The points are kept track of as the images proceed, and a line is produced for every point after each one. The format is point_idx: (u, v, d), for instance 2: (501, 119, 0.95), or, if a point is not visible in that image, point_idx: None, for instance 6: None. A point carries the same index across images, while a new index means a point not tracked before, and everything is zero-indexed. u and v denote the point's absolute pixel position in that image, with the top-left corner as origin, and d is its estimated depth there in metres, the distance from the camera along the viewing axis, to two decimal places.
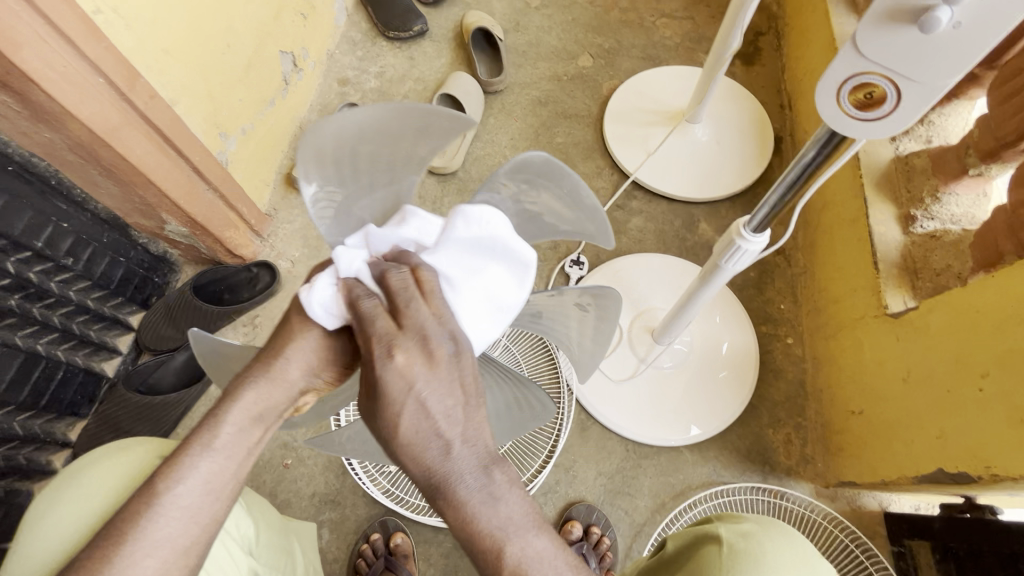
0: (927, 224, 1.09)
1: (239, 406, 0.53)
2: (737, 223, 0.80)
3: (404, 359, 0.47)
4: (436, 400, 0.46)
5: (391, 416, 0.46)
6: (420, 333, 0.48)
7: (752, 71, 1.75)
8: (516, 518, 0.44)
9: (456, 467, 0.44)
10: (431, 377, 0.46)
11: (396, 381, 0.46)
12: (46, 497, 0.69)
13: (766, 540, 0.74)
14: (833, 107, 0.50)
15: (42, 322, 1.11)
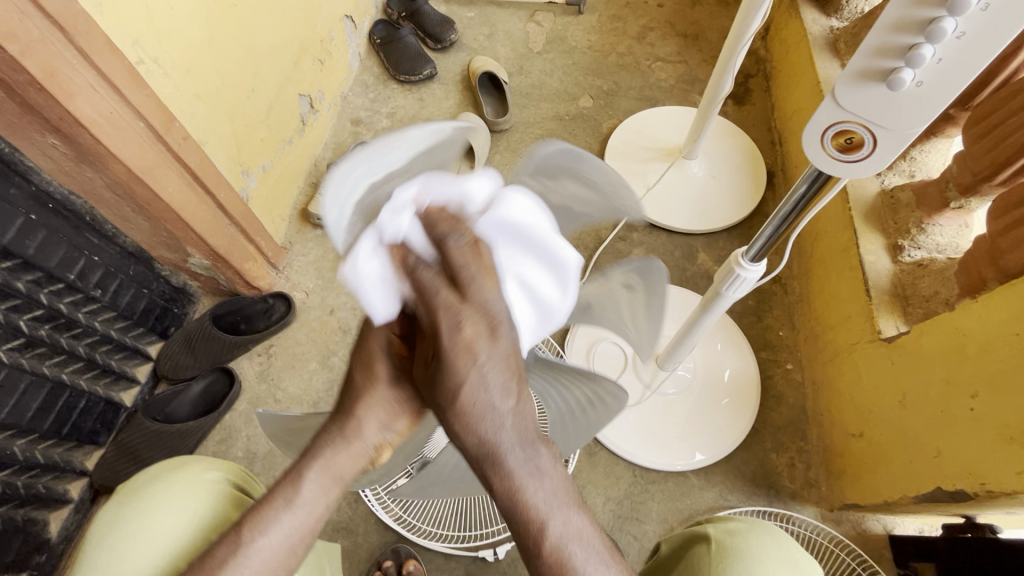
0: (915, 253, 1.16)
1: (320, 467, 0.55)
2: (736, 253, 0.86)
3: (471, 332, 0.47)
4: (496, 374, 0.47)
5: (454, 386, 0.47)
6: (483, 309, 0.48)
7: (743, 110, 1.86)
8: (559, 494, 0.47)
9: (509, 441, 0.46)
10: (493, 351, 0.47)
11: (463, 357, 0.46)
12: (95, 525, 0.72)
13: (752, 536, 0.77)
14: (818, 150, 0.56)
15: (69, 352, 1.14)
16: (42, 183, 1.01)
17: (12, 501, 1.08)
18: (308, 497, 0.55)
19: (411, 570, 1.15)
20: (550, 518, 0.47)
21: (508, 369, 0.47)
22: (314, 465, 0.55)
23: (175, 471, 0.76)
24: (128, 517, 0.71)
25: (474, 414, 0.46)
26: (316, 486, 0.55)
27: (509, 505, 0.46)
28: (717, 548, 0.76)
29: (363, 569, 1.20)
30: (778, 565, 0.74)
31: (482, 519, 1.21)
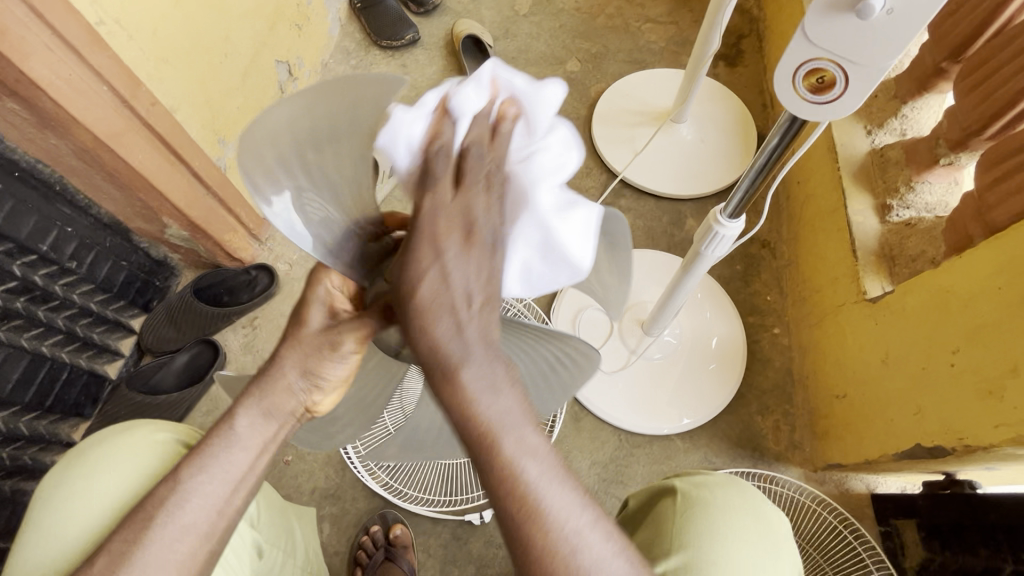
0: (902, 212, 1.14)
1: (248, 414, 0.63)
2: (714, 210, 0.84)
3: (444, 229, 0.46)
4: (460, 273, 0.46)
5: (414, 281, 0.46)
6: (463, 210, 0.47)
7: (735, 72, 1.81)
8: (512, 414, 0.46)
9: (465, 345, 0.45)
10: (463, 253, 0.46)
11: (428, 251, 0.46)
12: (49, 483, 0.71)
13: (719, 489, 0.78)
14: (790, 93, 0.54)
15: (47, 324, 1.13)
16: (6, 150, 0.99)
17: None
18: (247, 432, 0.63)
19: (398, 534, 1.16)
20: (509, 435, 0.46)
21: (481, 273, 0.46)
22: (248, 405, 0.63)
23: (132, 431, 0.75)
24: (85, 476, 0.70)
25: (442, 319, 0.45)
26: (251, 422, 0.64)
27: (453, 405, 0.46)
28: (682, 499, 0.77)
29: (351, 533, 1.22)
30: (748, 521, 0.75)
31: (468, 484, 1.22)
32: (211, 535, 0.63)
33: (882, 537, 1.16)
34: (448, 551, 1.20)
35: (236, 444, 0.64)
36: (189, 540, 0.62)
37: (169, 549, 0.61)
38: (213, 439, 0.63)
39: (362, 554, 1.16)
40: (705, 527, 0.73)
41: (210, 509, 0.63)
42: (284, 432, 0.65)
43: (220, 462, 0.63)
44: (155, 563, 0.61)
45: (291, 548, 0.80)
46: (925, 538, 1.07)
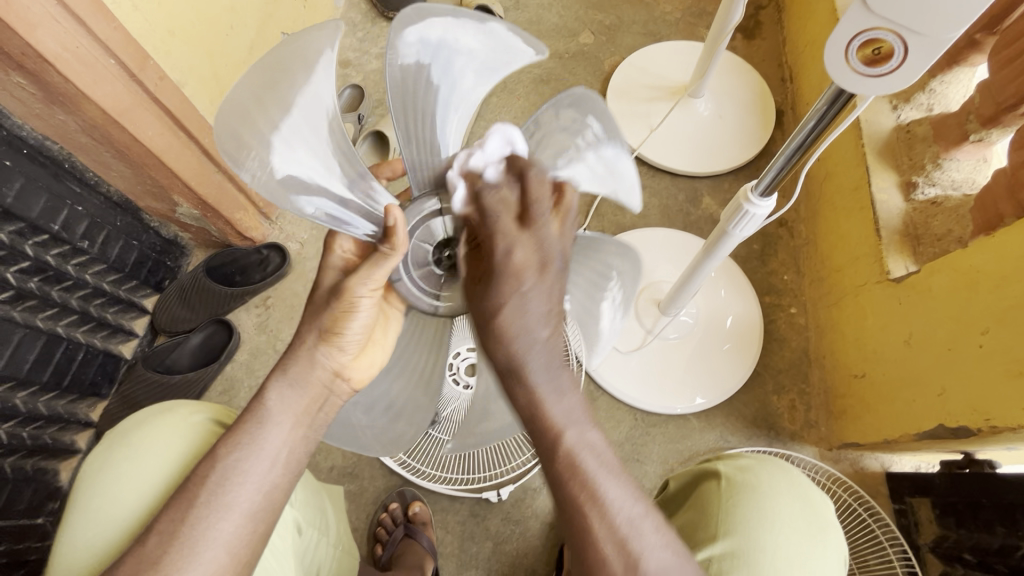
0: (928, 190, 1.11)
1: (278, 388, 0.67)
2: (745, 188, 0.82)
3: (522, 257, 0.49)
4: (538, 303, 0.50)
5: (496, 307, 0.50)
6: (538, 244, 0.50)
7: (753, 45, 1.75)
8: (574, 413, 0.56)
9: (538, 358, 0.52)
10: (540, 282, 0.50)
11: (510, 282, 0.49)
12: (86, 467, 0.72)
13: (762, 472, 0.78)
14: (841, 66, 0.52)
15: (61, 304, 1.12)
16: (14, 126, 0.96)
17: (20, 451, 1.09)
18: (280, 405, 0.67)
19: (417, 511, 1.18)
20: (568, 428, 0.55)
21: (553, 301, 0.51)
22: (282, 379, 0.68)
23: (165, 412, 0.75)
24: (120, 458, 0.70)
25: (528, 324, 0.51)
26: (280, 396, 0.67)
27: (532, 412, 0.54)
28: (727, 484, 0.77)
29: (370, 510, 1.23)
30: (791, 503, 0.75)
31: (486, 463, 1.23)
32: (261, 514, 0.64)
33: (896, 515, 1.17)
34: (466, 528, 1.21)
35: (273, 418, 0.67)
36: (234, 518, 0.63)
37: (214, 528, 0.62)
38: (251, 418, 0.67)
39: (382, 530, 1.18)
40: (751, 509, 0.74)
41: (257, 488, 0.64)
42: (317, 403, 0.68)
43: (265, 438, 0.66)
44: (207, 542, 0.61)
45: (326, 528, 0.80)
46: (940, 515, 1.09)
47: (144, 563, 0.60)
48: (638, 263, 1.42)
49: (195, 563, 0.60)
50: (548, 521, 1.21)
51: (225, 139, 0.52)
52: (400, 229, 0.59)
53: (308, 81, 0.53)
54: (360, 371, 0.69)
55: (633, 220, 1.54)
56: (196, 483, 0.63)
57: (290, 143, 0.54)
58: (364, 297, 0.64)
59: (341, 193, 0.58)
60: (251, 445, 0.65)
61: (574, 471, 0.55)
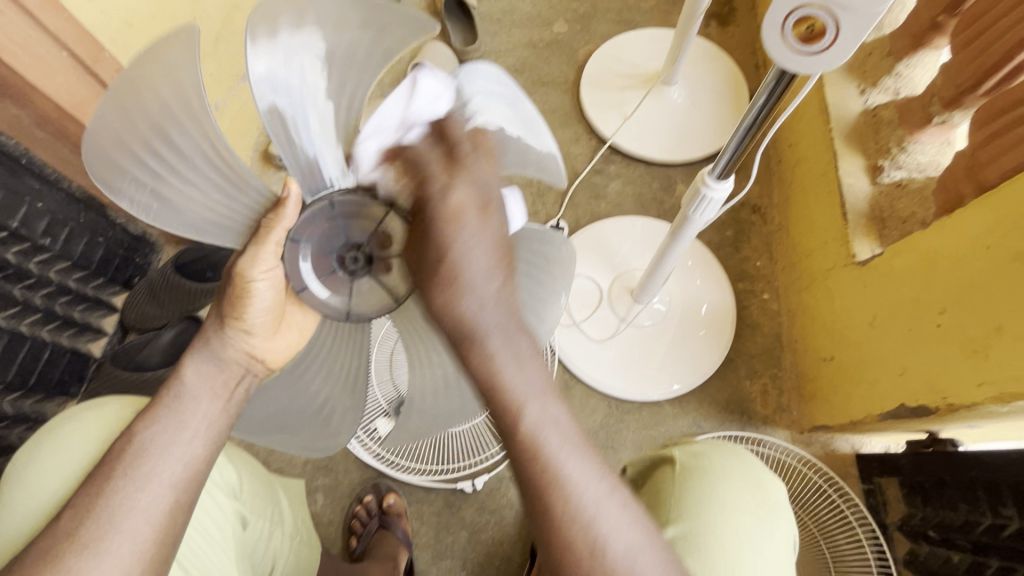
0: (894, 173, 1.12)
1: (191, 370, 0.68)
2: (702, 172, 0.82)
3: (461, 197, 0.54)
4: (478, 254, 0.54)
5: (441, 254, 0.54)
6: (475, 183, 0.54)
7: (727, 32, 1.75)
8: (534, 384, 0.56)
9: (483, 323, 0.54)
10: (485, 221, 0.54)
11: (452, 223, 0.54)
12: (12, 465, 0.70)
13: (698, 452, 0.80)
14: (778, 43, 0.51)
15: (24, 303, 1.10)
16: None
17: None
18: (197, 379, 0.68)
19: (391, 503, 1.18)
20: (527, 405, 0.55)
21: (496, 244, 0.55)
22: (197, 358, 0.69)
23: (100, 408, 0.74)
24: (52, 457, 0.69)
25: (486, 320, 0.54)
26: (196, 372, 0.68)
27: (488, 378, 0.55)
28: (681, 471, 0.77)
29: (346, 503, 1.23)
30: (739, 485, 0.76)
31: (460, 453, 1.23)
32: (188, 485, 0.65)
33: (865, 495, 1.18)
34: (441, 519, 1.21)
35: (190, 392, 0.68)
36: (152, 488, 0.63)
37: (131, 498, 0.62)
38: (168, 394, 0.67)
39: (356, 523, 1.18)
40: (702, 495, 0.74)
41: (180, 458, 0.65)
42: (234, 383, 0.69)
43: (187, 408, 0.67)
44: (131, 513, 0.61)
45: (277, 521, 0.79)
46: (907, 494, 1.11)
47: (60, 536, 0.60)
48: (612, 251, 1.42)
49: (113, 534, 0.60)
50: (524, 510, 1.21)
51: (99, 161, 0.53)
52: (292, 202, 0.60)
53: (169, 87, 0.52)
54: (275, 351, 0.69)
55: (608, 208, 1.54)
56: (117, 459, 0.64)
57: (168, 159, 0.55)
58: (259, 278, 0.63)
59: (220, 198, 0.59)
60: (169, 418, 0.66)
61: (543, 458, 0.55)
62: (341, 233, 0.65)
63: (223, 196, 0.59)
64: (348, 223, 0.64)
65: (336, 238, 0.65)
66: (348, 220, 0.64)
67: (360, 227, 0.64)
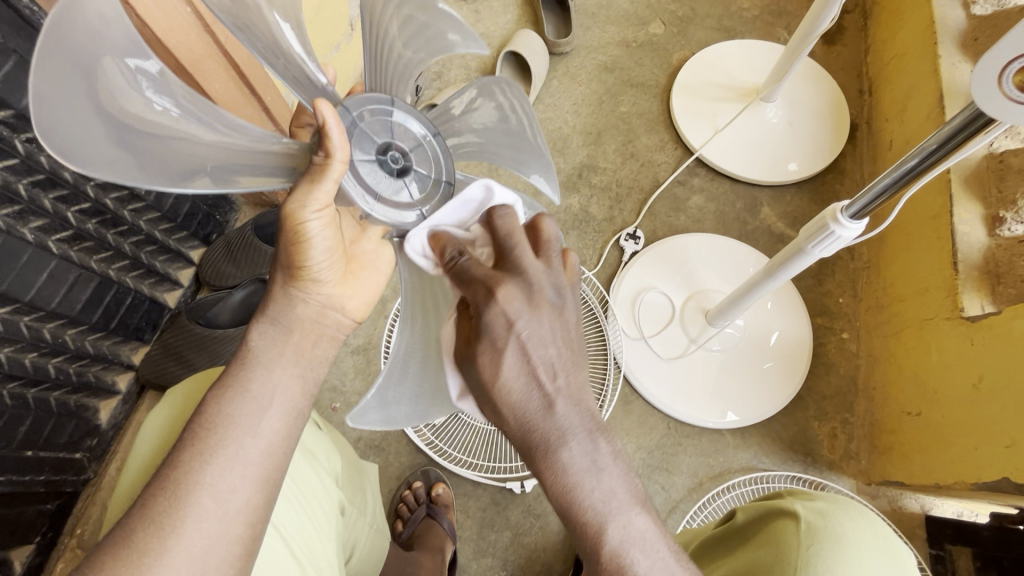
0: (1016, 227, 1.01)
1: (262, 329, 0.62)
2: (834, 207, 0.77)
3: (506, 296, 0.55)
4: (538, 339, 0.55)
5: (494, 371, 0.55)
6: (527, 279, 0.56)
7: (832, 52, 1.66)
8: (619, 494, 0.55)
9: (558, 422, 0.54)
10: (533, 316, 0.55)
11: (502, 324, 0.54)
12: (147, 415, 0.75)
13: (845, 520, 0.71)
14: (992, 89, 0.48)
15: (115, 249, 1.13)
16: None
17: (66, 387, 1.12)
18: (265, 345, 0.61)
19: (440, 493, 1.18)
20: (610, 515, 0.54)
21: (555, 337, 0.56)
22: (264, 319, 0.63)
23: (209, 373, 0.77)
24: (172, 406, 0.74)
25: (515, 393, 0.55)
26: (264, 335, 0.62)
27: (564, 486, 0.54)
28: (806, 529, 0.70)
29: (393, 486, 1.24)
30: (873, 559, 0.68)
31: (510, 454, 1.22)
32: (270, 461, 0.58)
33: (932, 561, 1.11)
34: (486, 515, 1.21)
35: (258, 358, 0.61)
36: (238, 468, 0.56)
37: (200, 472, 0.55)
38: (236, 364, 0.60)
39: (404, 507, 1.19)
40: (833, 560, 0.67)
41: (255, 432, 0.58)
42: (309, 339, 0.63)
43: (254, 378, 0.60)
44: (203, 491, 0.54)
45: (364, 510, 0.80)
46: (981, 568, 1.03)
47: (134, 519, 0.53)
48: (686, 265, 1.38)
49: (184, 511, 0.53)
50: None
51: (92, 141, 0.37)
52: (334, 129, 0.50)
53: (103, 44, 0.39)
54: (352, 296, 0.66)
55: (687, 223, 1.49)
56: (187, 429, 0.57)
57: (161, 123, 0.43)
58: (313, 218, 0.56)
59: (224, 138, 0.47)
60: (237, 390, 0.59)
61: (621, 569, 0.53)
62: (366, 139, 0.57)
63: (255, 132, 0.50)
64: (370, 127, 0.57)
65: (440, 215, 0.59)
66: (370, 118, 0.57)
67: (376, 128, 0.57)
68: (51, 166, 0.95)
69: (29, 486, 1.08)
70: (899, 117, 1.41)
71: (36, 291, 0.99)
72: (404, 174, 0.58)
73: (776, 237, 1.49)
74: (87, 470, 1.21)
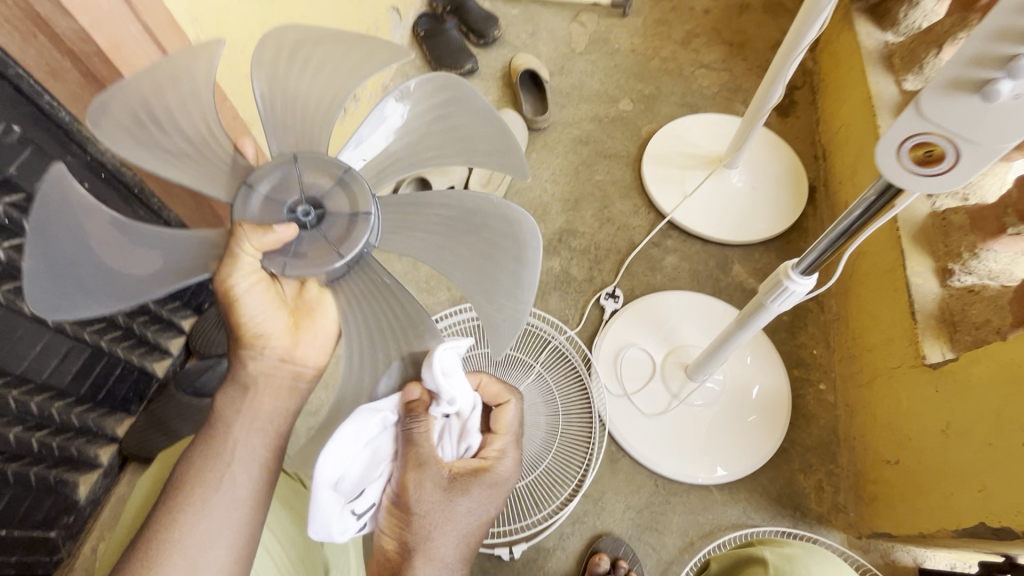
0: (964, 278, 1.10)
1: (230, 392, 0.69)
2: (786, 264, 0.83)
3: (493, 471, 0.71)
4: (480, 498, 0.69)
5: (451, 518, 0.66)
6: (511, 459, 0.74)
7: (787, 122, 1.82)
8: None
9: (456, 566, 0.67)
10: (491, 482, 0.70)
11: (478, 485, 0.69)
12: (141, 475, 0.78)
13: (811, 563, 0.73)
14: (892, 164, 0.54)
15: (109, 320, 1.16)
16: (97, 151, 1.03)
17: (47, 461, 1.11)
18: (231, 406, 0.69)
19: None
20: None
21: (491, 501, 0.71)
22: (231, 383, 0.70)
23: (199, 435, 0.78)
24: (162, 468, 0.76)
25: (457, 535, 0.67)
26: (230, 397, 0.69)
27: None
28: (774, 573, 0.73)
29: None
30: None
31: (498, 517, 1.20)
32: (239, 516, 0.66)
33: None
34: None
35: (228, 421, 0.68)
36: (212, 522, 0.64)
37: (180, 528, 0.63)
38: (208, 428, 0.69)
39: None
40: None
41: (227, 491, 0.65)
42: (273, 400, 0.69)
43: (228, 441, 0.67)
44: (177, 544, 0.63)
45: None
46: None
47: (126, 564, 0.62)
48: (665, 322, 1.44)
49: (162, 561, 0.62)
50: None
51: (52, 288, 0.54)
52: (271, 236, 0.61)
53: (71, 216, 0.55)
54: (307, 350, 0.69)
55: (663, 281, 1.56)
56: (168, 490, 0.66)
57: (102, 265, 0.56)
58: (240, 281, 0.62)
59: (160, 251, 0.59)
60: (209, 454, 0.67)
61: None
62: (279, 201, 0.66)
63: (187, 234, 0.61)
64: (283, 186, 0.66)
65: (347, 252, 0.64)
66: (272, 189, 0.66)
67: (290, 191, 0.66)
68: None
69: None
70: (851, 179, 1.53)
71: (28, 363, 1.02)
72: (320, 220, 0.65)
73: (748, 293, 1.56)
74: (61, 550, 1.17)
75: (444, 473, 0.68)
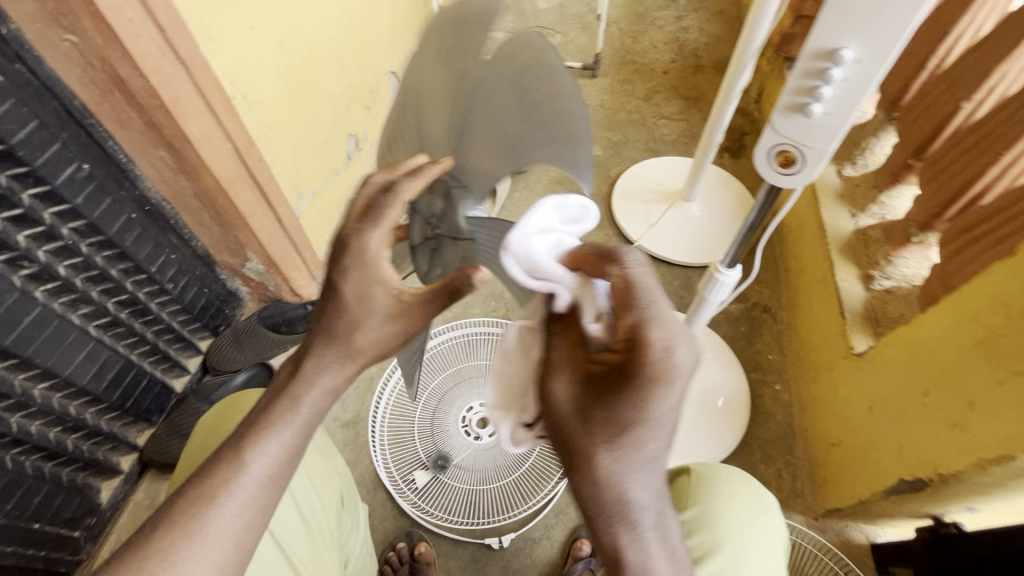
0: (884, 281, 1.28)
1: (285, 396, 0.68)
2: (715, 261, 1.02)
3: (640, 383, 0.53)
4: (651, 416, 0.54)
5: (593, 447, 0.55)
6: (656, 367, 0.52)
7: (739, 162, 2.07)
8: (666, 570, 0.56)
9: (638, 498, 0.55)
10: (657, 388, 0.53)
11: (627, 401, 0.53)
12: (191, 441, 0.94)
13: (725, 468, 0.95)
14: (766, 166, 0.77)
15: (140, 335, 1.31)
16: (143, 188, 1.22)
17: (77, 463, 1.23)
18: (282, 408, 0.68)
19: (421, 551, 1.25)
20: None
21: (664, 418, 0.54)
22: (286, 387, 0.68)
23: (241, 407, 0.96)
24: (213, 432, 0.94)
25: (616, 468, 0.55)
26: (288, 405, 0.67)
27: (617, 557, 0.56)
28: (695, 475, 0.95)
29: (380, 549, 1.32)
30: (748, 495, 0.92)
31: (487, 510, 1.31)
32: (254, 514, 0.64)
33: None
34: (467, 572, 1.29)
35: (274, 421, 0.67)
36: (233, 520, 0.63)
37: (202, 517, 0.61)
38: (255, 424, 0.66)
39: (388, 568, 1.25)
40: (717, 493, 0.91)
41: (249, 487, 0.63)
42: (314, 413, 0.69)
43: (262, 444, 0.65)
44: (198, 531, 0.61)
45: (357, 527, 0.96)
46: None
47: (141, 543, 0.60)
48: None
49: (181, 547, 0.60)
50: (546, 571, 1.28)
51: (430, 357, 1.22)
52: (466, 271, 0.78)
53: None
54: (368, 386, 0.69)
55: None
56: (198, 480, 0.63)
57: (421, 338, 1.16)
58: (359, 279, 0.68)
59: None
60: (249, 448, 0.65)
61: None
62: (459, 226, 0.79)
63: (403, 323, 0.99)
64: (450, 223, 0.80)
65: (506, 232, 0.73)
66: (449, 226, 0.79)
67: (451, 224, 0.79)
68: (102, 264, 1.18)
69: (29, 562, 1.14)
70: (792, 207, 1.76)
71: (73, 368, 1.16)
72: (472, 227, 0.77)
73: None
74: (83, 551, 1.27)
75: (575, 384, 0.58)
